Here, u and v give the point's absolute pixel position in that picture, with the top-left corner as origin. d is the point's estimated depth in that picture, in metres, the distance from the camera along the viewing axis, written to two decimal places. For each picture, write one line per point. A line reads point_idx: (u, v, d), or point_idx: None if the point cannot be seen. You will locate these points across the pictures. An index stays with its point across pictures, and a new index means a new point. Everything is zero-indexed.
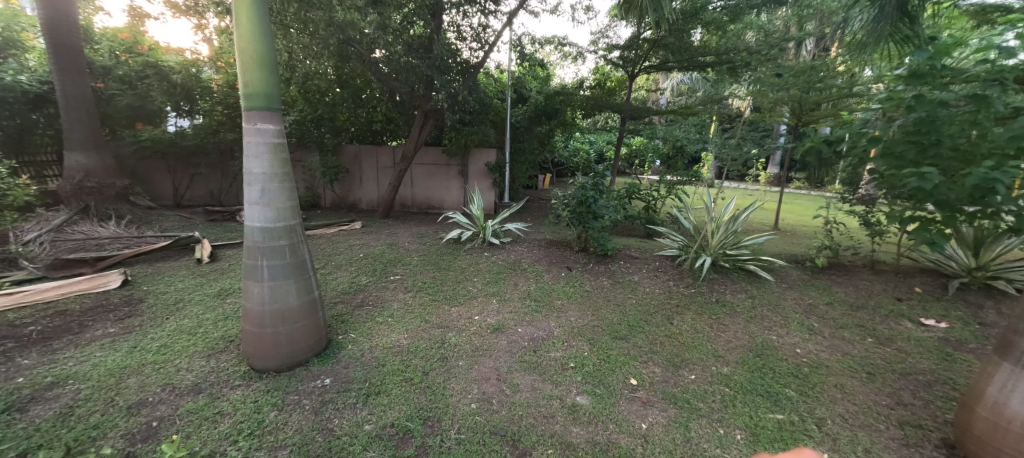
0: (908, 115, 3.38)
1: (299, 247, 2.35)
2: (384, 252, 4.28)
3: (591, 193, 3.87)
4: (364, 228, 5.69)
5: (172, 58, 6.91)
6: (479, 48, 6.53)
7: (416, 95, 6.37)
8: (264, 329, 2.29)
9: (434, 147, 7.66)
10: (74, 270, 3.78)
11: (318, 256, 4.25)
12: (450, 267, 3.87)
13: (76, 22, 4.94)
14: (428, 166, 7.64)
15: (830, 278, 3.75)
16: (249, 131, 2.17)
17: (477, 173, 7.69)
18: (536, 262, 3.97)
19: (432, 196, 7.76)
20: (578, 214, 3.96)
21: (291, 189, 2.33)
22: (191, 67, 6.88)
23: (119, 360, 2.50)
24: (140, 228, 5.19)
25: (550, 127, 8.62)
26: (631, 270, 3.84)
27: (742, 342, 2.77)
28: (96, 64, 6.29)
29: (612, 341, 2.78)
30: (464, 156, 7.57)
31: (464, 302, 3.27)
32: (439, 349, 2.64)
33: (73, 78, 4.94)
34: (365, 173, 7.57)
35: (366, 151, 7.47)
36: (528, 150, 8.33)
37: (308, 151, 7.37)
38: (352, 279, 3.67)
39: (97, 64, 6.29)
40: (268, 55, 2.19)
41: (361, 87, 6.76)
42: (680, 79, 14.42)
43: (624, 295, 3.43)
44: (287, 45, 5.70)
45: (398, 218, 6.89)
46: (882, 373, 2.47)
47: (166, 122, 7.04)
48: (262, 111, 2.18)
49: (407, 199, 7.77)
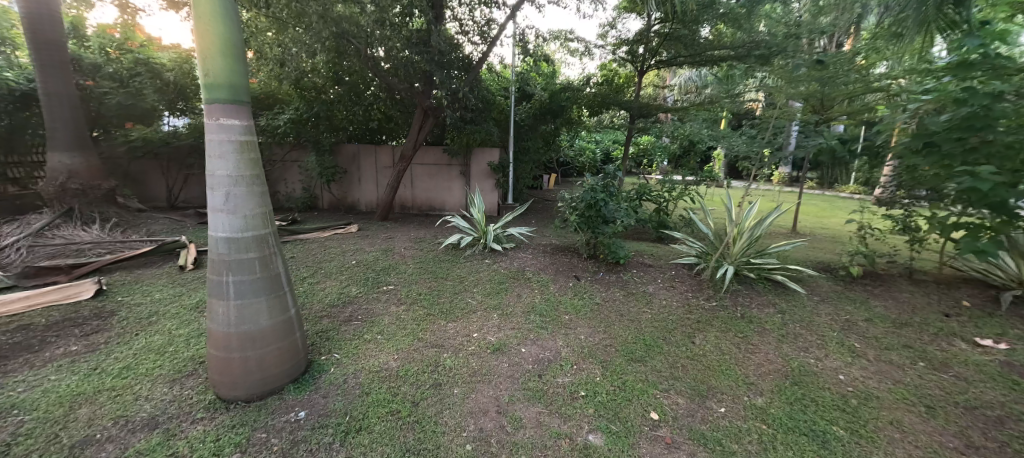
0: (957, 109, 3.03)
1: (272, 260, 2.06)
2: (378, 259, 3.99)
3: (601, 195, 3.55)
4: (361, 232, 5.41)
5: (166, 55, 6.70)
6: (481, 43, 6.23)
7: (415, 92, 6.10)
8: (231, 354, 2.00)
9: (435, 146, 7.36)
10: (47, 279, 3.53)
11: (308, 263, 3.97)
12: (448, 276, 3.57)
13: (59, 13, 4.63)
14: (429, 166, 7.35)
15: (866, 290, 3.40)
16: (211, 127, 1.86)
17: (480, 173, 7.38)
18: (542, 270, 3.66)
19: (433, 196, 7.47)
20: (587, 218, 3.66)
21: (263, 194, 2.03)
22: (184, 64, 6.66)
23: (74, 386, 2.23)
24: (126, 231, 4.93)
25: (555, 125, 8.30)
26: (645, 280, 3.51)
27: (775, 366, 2.44)
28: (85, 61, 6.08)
29: (627, 364, 2.47)
30: (466, 156, 7.27)
31: (462, 317, 2.96)
32: (432, 374, 2.34)
33: (56, 76, 4.66)
34: (363, 173, 7.30)
35: (365, 151, 7.21)
36: (533, 149, 8.02)
37: (305, 151, 7.12)
38: (341, 289, 3.38)
39: (86, 61, 6.08)
40: (233, 39, 1.86)
41: (359, 84, 6.49)
42: (689, 76, 14.03)
43: (638, 309, 3.10)
44: (280, 39, 5.44)
45: (397, 220, 6.61)
46: (943, 406, 2.12)
47: (160, 122, 6.81)
48: (226, 104, 1.86)
49: (407, 200, 7.49)
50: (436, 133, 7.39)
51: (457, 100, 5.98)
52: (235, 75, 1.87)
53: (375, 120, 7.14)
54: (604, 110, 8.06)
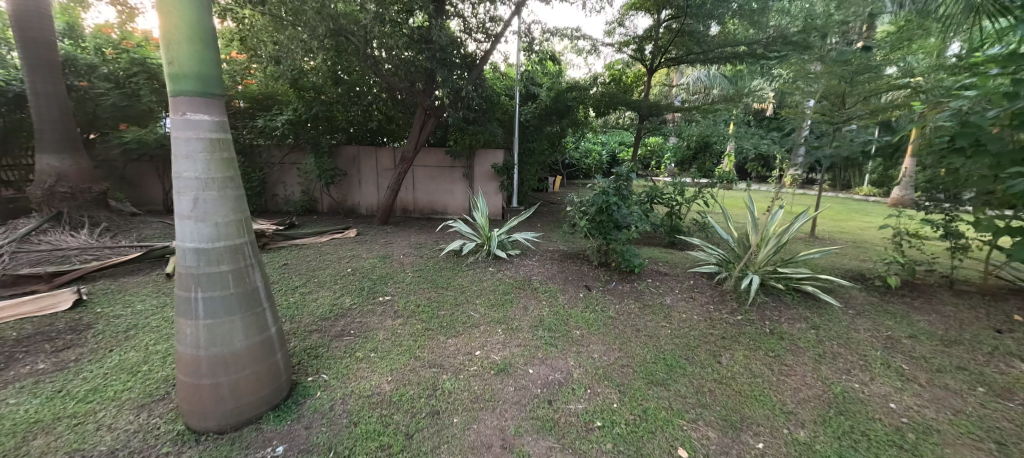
0: (1008, 103, 2.75)
1: (249, 272, 1.83)
2: (375, 266, 3.75)
3: (614, 199, 3.31)
4: (360, 237, 5.19)
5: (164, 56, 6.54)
6: (486, 40, 6.02)
7: (414, 91, 5.83)
8: (200, 380, 1.77)
9: (438, 148, 7.13)
10: (26, 288, 3.33)
11: (301, 271, 3.75)
12: (449, 286, 3.32)
13: (49, 11, 4.47)
14: (432, 168, 7.12)
15: (906, 302, 3.11)
16: (176, 123, 1.63)
17: (484, 175, 7.14)
18: (550, 279, 3.40)
19: (436, 199, 7.24)
20: (598, 223, 3.41)
21: (238, 199, 1.80)
22: None
23: (31, 412, 2.00)
24: (117, 237, 4.74)
25: (561, 127, 8.04)
26: (662, 291, 3.24)
27: (815, 392, 2.17)
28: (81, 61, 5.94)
29: (647, 388, 2.20)
30: (470, 157, 7.03)
31: (464, 332, 2.71)
32: (428, 399, 2.09)
33: (43, 75, 4.50)
34: (364, 176, 7.10)
35: (366, 152, 7.00)
36: (538, 151, 7.78)
37: (304, 153, 6.94)
38: (335, 299, 3.14)
39: (82, 61, 5.94)
40: (204, 23, 1.63)
41: (359, 84, 6.29)
42: (696, 76, 13.73)
43: (656, 323, 2.83)
44: (277, 36, 5.24)
45: (399, 224, 6.39)
46: (1017, 443, 1.84)
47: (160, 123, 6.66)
48: (195, 97, 1.62)
49: (409, 203, 7.27)
50: (438, 134, 7.17)
51: (460, 99, 5.75)
52: (204, 65, 1.64)
53: (376, 121, 6.94)
54: (611, 111, 7.79)
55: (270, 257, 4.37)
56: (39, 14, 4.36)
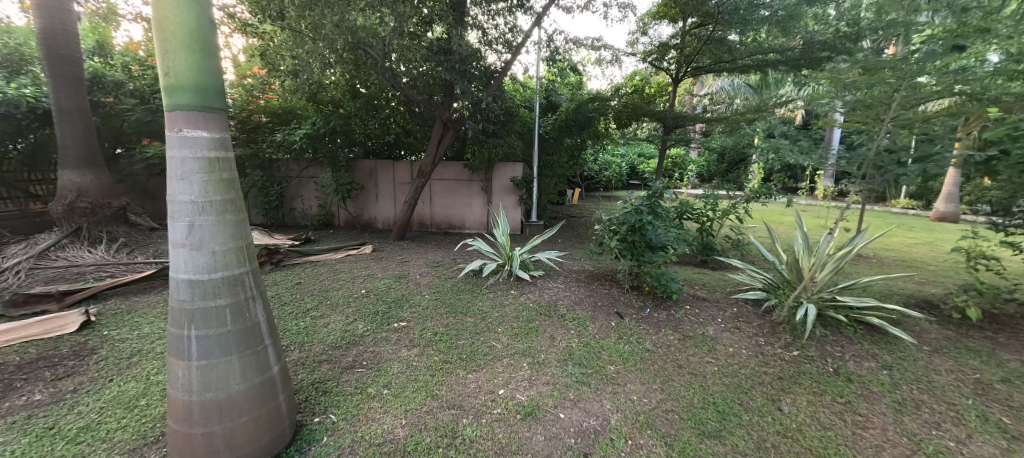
0: None
1: (249, 306, 1.63)
2: (391, 288, 3.54)
3: (648, 217, 3.04)
4: (375, 253, 5.02)
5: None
6: (506, 52, 5.91)
7: (431, 104, 5.65)
8: (192, 429, 1.56)
9: (455, 161, 6.97)
10: (38, 307, 3.24)
11: (313, 292, 3.57)
12: (469, 311, 3.08)
13: (76, 31, 4.58)
14: (449, 182, 6.96)
15: (991, 338, 2.70)
16: (172, 140, 1.46)
17: (502, 189, 6.94)
18: (577, 305, 3.11)
19: (453, 214, 7.06)
20: (631, 243, 3.16)
21: (238, 224, 1.61)
22: None
23: (15, 455, 1.83)
24: (133, 253, 4.69)
25: (581, 138, 7.80)
26: (703, 320, 2.91)
27: (904, 451, 1.81)
28: (108, 78, 6.05)
29: (699, 441, 1.89)
30: (488, 171, 6.85)
31: (485, 366, 2.45)
32: (447, 449, 1.82)
33: (68, 91, 4.56)
34: (381, 189, 6.99)
35: (383, 166, 6.90)
36: (558, 163, 7.55)
37: (321, 167, 6.88)
38: (347, 325, 2.93)
39: (110, 78, 6.05)
40: (205, 29, 1.47)
41: (377, 97, 6.22)
42: (719, 86, 13.36)
43: (700, 359, 2.51)
44: (296, 50, 5.20)
45: (415, 239, 6.21)
46: None
47: None
48: (192, 111, 1.46)
49: (426, 217, 7.11)
50: (456, 147, 7.03)
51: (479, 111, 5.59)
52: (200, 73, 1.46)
53: (394, 134, 6.84)
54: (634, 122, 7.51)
55: (283, 275, 4.23)
56: (66, 32, 4.46)
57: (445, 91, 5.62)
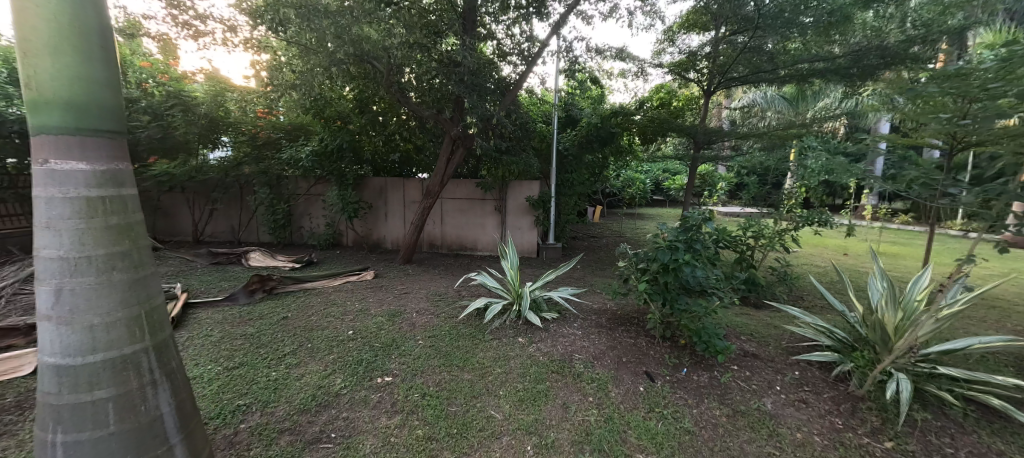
0: None
1: (147, 397, 1.21)
2: (381, 328, 3.10)
3: (686, 257, 2.47)
4: (376, 280, 4.62)
5: (202, 90, 6.57)
6: (521, 63, 5.51)
7: (441, 120, 5.27)
8: None
9: (468, 179, 6.58)
10: (1, 343, 2.95)
11: (296, 331, 3.15)
12: (467, 364, 2.58)
13: None
14: (461, 201, 6.56)
15: None
16: (36, 176, 1.07)
17: (517, 209, 6.47)
18: (598, 361, 2.56)
19: (465, 234, 6.64)
20: (664, 286, 2.60)
21: (136, 285, 1.20)
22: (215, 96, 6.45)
23: None
24: None
25: (603, 155, 7.28)
26: (759, 390, 2.30)
27: None
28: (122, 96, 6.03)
29: None
30: (502, 190, 6.41)
31: (479, 447, 1.92)
32: None
33: None
34: (390, 208, 6.66)
35: (392, 184, 6.59)
36: (577, 182, 7.04)
37: (329, 185, 6.62)
38: (322, 379, 2.48)
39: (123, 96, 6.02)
40: (89, 24, 1.10)
41: (386, 113, 5.93)
42: (751, 98, 12.53)
43: (761, 449, 1.91)
44: (300, 64, 4.96)
45: (422, 262, 5.80)
46: None
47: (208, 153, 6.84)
48: (59, 134, 1.06)
49: (436, 238, 6.72)
50: (469, 165, 6.64)
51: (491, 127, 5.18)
52: (83, 87, 1.09)
53: (404, 151, 6.52)
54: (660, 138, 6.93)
55: (272, 306, 3.86)
56: None
57: (456, 105, 5.25)
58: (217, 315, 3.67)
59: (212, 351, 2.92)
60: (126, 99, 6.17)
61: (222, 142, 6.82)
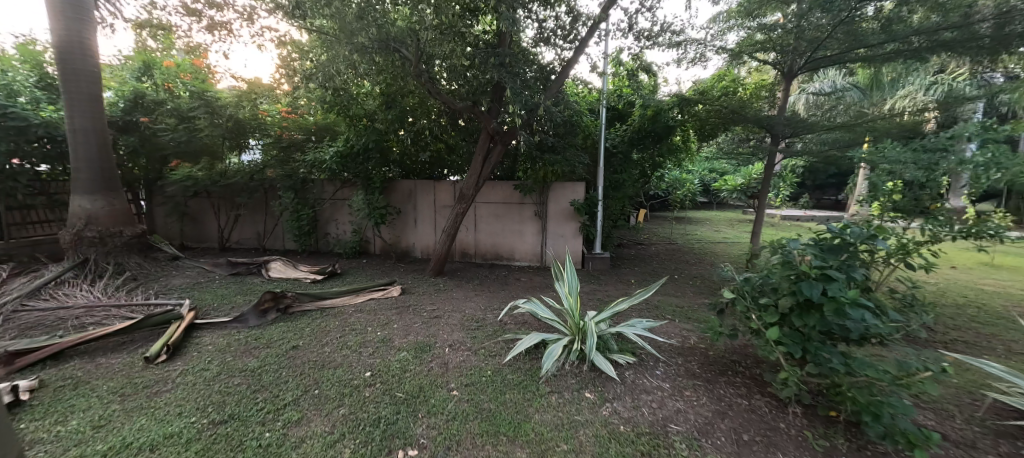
0: None
1: None
2: (405, 368, 2.45)
3: (850, 297, 1.64)
4: (401, 298, 4.02)
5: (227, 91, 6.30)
6: (567, 49, 4.79)
7: (476, 112, 4.61)
8: None
9: (504, 181, 5.91)
10: None
11: (303, 368, 2.57)
12: (516, 431, 1.87)
13: (93, 44, 4.31)
14: (497, 205, 5.90)
15: None
16: None
17: (560, 214, 5.74)
18: (706, 436, 1.77)
19: (501, 243, 5.97)
20: (806, 334, 1.79)
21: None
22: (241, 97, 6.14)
23: None
24: (134, 290, 4.10)
25: (655, 153, 6.41)
26: None
27: None
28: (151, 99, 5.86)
29: None
30: (543, 193, 5.70)
31: None
32: None
33: (82, 108, 4.23)
34: (419, 213, 6.11)
35: (422, 187, 6.02)
36: (627, 183, 6.22)
37: (355, 189, 6.15)
38: (325, 447, 1.83)
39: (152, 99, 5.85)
40: None
41: (415, 109, 5.37)
42: (818, 86, 11.08)
43: None
44: (322, 55, 4.48)
45: (453, 274, 5.17)
46: None
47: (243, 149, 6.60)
48: None
49: (469, 246, 6.09)
50: (505, 165, 5.99)
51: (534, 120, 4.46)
52: None
53: (435, 151, 5.95)
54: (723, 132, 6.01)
55: (283, 329, 3.34)
56: (81, 46, 4.17)
57: (494, 96, 4.58)
58: (222, 340, 3.18)
59: (202, 393, 2.38)
60: (154, 102, 6.02)
61: (250, 146, 6.56)
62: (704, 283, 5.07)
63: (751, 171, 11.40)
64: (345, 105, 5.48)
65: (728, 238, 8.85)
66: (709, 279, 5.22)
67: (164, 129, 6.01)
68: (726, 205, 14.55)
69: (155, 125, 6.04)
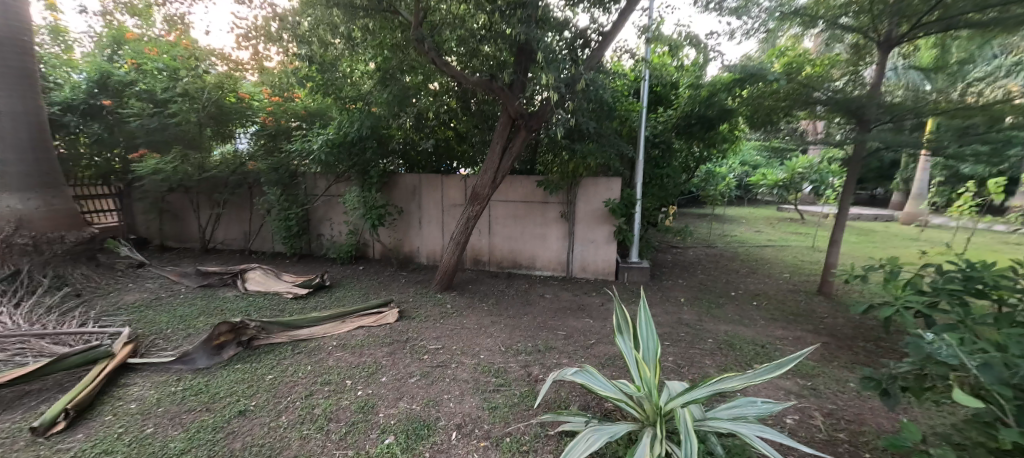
0: None
1: None
2: None
3: None
4: (396, 326, 3.18)
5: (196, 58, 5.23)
6: (606, 15, 3.83)
7: (495, 88, 3.43)
8: None
9: (524, 175, 4.98)
10: None
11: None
12: None
13: (22, 8, 3.49)
14: (515, 205, 5.00)
15: None
16: None
17: (590, 215, 4.81)
18: None
19: (520, 249, 5.09)
20: None
21: None
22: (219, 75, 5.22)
23: None
24: (71, 311, 3.35)
25: (701, 144, 5.39)
26: None
27: None
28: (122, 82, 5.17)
29: None
30: (571, 190, 4.76)
31: None
32: None
33: (8, 88, 3.44)
34: (425, 213, 5.24)
35: (428, 183, 5.13)
36: (669, 179, 5.22)
37: (350, 183, 5.30)
38: None
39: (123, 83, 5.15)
40: None
41: (418, 89, 4.46)
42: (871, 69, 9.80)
43: None
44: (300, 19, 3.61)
45: (464, 288, 4.30)
46: None
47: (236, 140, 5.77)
48: None
49: (482, 252, 5.21)
50: (524, 157, 5.07)
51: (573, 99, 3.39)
52: None
53: (442, 139, 5.04)
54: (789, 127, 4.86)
55: (238, 377, 2.50)
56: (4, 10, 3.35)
57: (517, 68, 3.55)
58: (153, 395, 2.35)
59: None
60: (123, 84, 5.29)
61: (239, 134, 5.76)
62: (772, 303, 4.10)
63: (793, 164, 10.18)
64: (337, 86, 4.62)
65: (775, 241, 7.76)
66: (777, 298, 4.24)
67: (133, 115, 5.26)
68: (758, 201, 13.35)
69: (123, 110, 5.26)
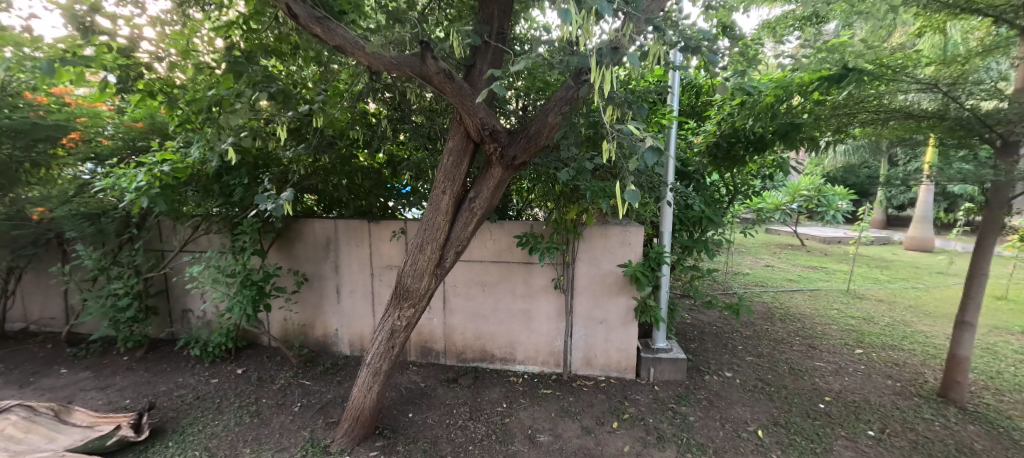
0: None
1: None
2: None
3: None
4: None
5: None
6: None
7: (438, 84, 1.67)
8: None
9: (497, 223, 3.27)
10: None
11: None
12: None
13: None
14: (484, 266, 3.27)
15: None
16: None
17: (597, 284, 3.16)
18: None
19: (491, 333, 3.35)
20: None
21: None
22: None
23: None
24: None
25: (739, 175, 3.92)
26: None
27: None
28: None
29: None
30: (570, 247, 3.09)
31: None
32: None
33: None
34: (344, 281, 3.41)
35: (348, 234, 3.32)
36: (702, 224, 3.67)
37: (222, 238, 3.37)
38: None
39: None
40: None
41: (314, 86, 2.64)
42: None
43: None
44: None
45: (398, 431, 2.48)
46: None
47: None
48: None
49: (435, 338, 3.44)
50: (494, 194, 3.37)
51: (613, 101, 1.62)
52: None
53: (365, 168, 3.20)
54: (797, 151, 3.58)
55: None
56: None
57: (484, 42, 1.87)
58: None
59: None
60: None
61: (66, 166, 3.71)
62: (898, 432, 2.55)
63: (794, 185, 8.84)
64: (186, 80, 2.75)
65: (799, 282, 6.45)
66: (894, 417, 2.71)
67: None
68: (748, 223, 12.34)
69: None
